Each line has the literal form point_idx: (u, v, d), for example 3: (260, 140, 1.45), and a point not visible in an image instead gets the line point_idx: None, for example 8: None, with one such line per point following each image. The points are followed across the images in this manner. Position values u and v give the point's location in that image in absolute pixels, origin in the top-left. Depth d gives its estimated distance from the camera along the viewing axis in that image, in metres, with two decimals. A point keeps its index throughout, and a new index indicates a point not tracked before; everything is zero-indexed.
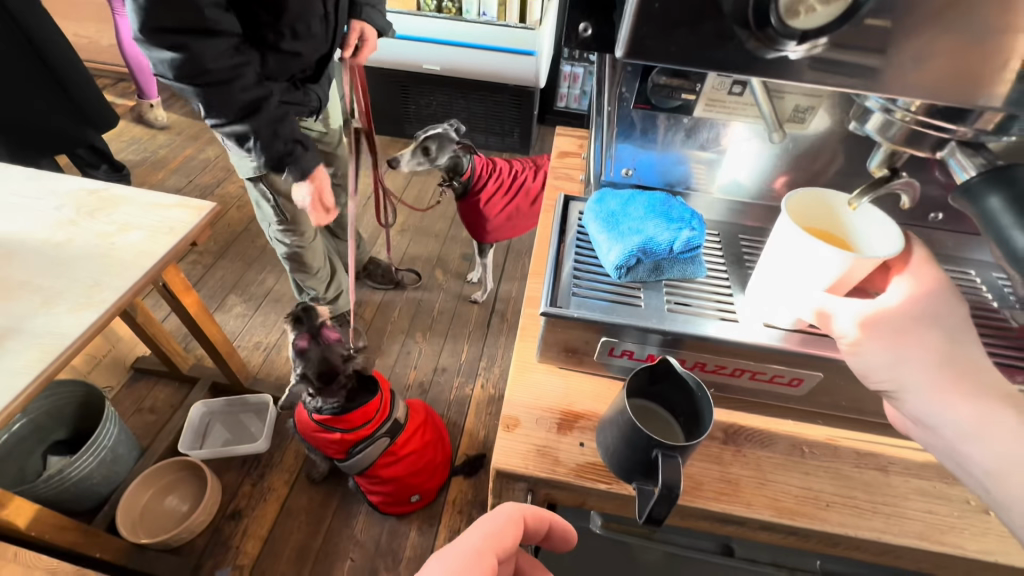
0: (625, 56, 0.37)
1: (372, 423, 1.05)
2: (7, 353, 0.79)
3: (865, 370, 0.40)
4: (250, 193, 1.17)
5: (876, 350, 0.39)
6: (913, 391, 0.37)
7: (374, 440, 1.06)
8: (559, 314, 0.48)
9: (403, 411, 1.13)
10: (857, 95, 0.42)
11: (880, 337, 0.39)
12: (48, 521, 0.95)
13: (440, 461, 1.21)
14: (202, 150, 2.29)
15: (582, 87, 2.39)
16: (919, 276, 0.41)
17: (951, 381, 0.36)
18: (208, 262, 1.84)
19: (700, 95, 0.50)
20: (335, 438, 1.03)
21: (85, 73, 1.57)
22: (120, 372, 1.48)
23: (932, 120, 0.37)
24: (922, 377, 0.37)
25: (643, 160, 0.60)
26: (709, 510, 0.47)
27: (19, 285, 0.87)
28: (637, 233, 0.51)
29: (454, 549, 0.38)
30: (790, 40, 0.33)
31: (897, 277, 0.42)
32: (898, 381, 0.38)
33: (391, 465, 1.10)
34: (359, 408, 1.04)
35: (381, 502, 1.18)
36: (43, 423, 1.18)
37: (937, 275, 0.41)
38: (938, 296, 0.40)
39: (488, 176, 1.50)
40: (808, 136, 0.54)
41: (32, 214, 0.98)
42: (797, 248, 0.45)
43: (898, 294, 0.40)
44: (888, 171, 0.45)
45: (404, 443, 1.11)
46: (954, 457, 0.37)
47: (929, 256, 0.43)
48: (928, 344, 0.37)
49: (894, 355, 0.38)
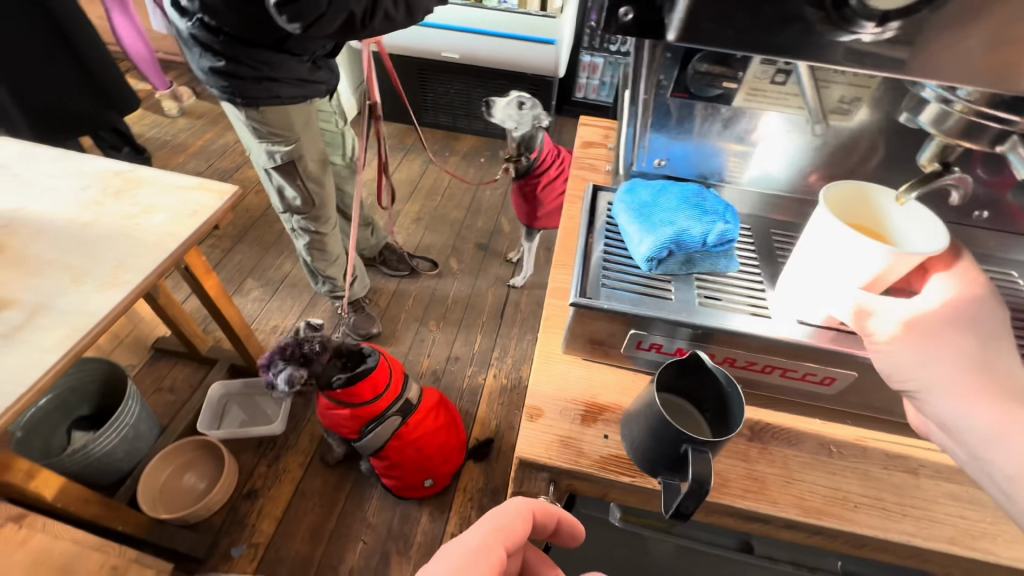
0: (676, 40, 0.36)
1: (385, 399, 1.06)
2: (37, 330, 0.80)
3: (890, 370, 0.39)
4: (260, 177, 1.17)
5: (898, 346, 0.38)
6: (933, 391, 0.37)
7: (385, 419, 1.07)
8: (589, 305, 0.47)
9: (417, 395, 1.13)
10: (912, 84, 0.41)
11: (912, 336, 0.38)
12: (73, 492, 0.97)
13: (454, 450, 1.21)
14: (222, 135, 2.32)
15: (601, 78, 2.36)
16: (964, 281, 0.41)
17: (979, 385, 0.35)
18: (227, 245, 1.86)
19: (742, 83, 0.48)
20: (347, 414, 1.05)
21: (107, 55, 1.58)
22: (142, 351, 1.52)
23: (994, 111, 0.36)
24: (946, 378, 0.36)
25: (676, 151, 0.58)
26: (735, 507, 0.47)
27: (48, 264, 0.89)
28: (670, 225, 0.50)
29: (461, 544, 0.38)
30: (867, 21, 0.32)
31: (937, 280, 0.42)
32: (922, 380, 0.37)
33: (400, 446, 1.10)
34: (366, 380, 1.03)
35: (394, 482, 1.18)
36: (68, 399, 1.21)
37: (981, 282, 0.41)
38: (975, 303, 0.39)
39: (554, 160, 1.45)
40: (850, 127, 0.52)
41: (60, 195, 1.00)
42: (839, 244, 0.42)
43: (937, 300, 0.40)
44: (940, 167, 0.45)
45: (413, 428, 1.11)
46: (978, 465, 0.36)
47: (974, 263, 0.43)
48: (957, 345, 0.37)
49: (919, 352, 0.37)
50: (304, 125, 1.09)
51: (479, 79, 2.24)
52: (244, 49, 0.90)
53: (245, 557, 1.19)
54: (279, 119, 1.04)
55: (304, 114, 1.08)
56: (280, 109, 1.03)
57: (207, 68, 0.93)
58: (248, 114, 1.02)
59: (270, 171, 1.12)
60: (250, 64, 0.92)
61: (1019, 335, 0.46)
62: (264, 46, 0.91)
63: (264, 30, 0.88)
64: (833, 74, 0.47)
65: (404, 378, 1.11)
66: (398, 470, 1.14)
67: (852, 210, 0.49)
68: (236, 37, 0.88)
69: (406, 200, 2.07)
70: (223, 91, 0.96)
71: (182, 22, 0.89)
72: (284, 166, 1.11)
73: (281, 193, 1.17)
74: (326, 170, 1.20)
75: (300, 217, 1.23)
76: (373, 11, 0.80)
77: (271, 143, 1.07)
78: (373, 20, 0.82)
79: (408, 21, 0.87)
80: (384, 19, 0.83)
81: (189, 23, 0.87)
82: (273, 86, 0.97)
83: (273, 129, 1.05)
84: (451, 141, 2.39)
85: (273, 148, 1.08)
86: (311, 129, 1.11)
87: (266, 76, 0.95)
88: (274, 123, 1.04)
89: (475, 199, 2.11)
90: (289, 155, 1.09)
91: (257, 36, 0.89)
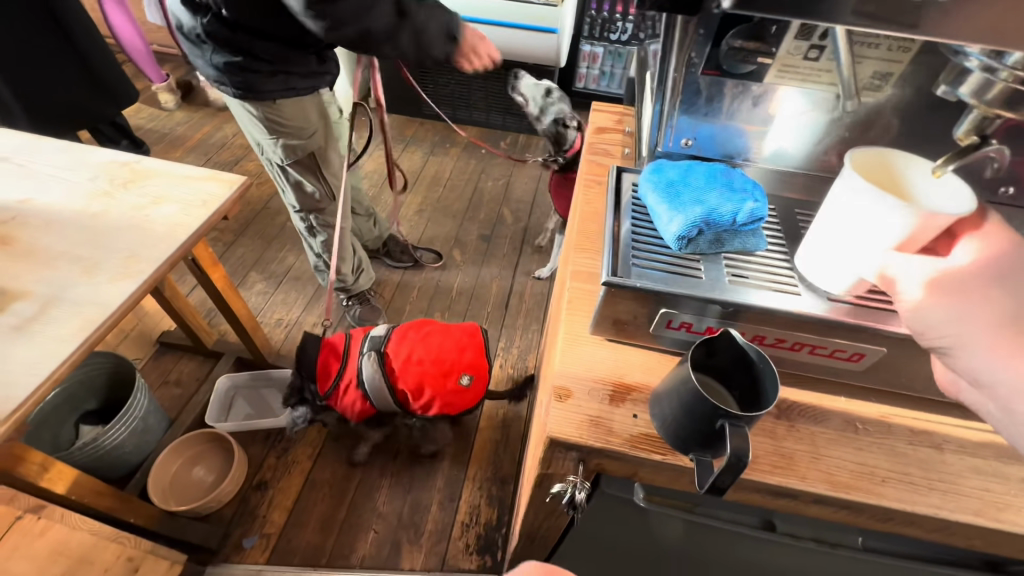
0: (732, 5, 0.39)
1: (351, 352, 1.12)
2: (50, 320, 0.80)
3: (923, 327, 0.40)
4: (272, 173, 1.17)
5: (930, 301, 0.39)
6: (963, 345, 0.38)
7: (365, 356, 1.09)
8: (621, 283, 0.48)
9: (385, 330, 1.13)
10: (956, 53, 0.42)
11: (944, 293, 0.39)
12: (87, 484, 0.97)
13: (463, 333, 1.13)
14: (220, 128, 2.30)
15: (601, 68, 2.34)
16: (989, 240, 0.42)
17: (1010, 338, 0.37)
18: (229, 239, 1.85)
19: (774, 59, 0.49)
20: (342, 391, 1.10)
21: (107, 48, 1.57)
22: (147, 345, 1.51)
23: None
24: (979, 331, 0.37)
25: (703, 131, 0.58)
26: (766, 483, 0.47)
27: (58, 256, 0.88)
28: (699, 203, 0.50)
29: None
30: None
31: (965, 242, 0.43)
32: (958, 337, 0.38)
33: (417, 368, 1.08)
34: (320, 363, 1.12)
35: (442, 408, 1.10)
36: (77, 393, 1.21)
37: (1005, 238, 0.42)
38: (1004, 258, 0.40)
39: None
40: (883, 105, 0.53)
41: (66, 186, 0.99)
42: (858, 208, 0.43)
43: (965, 257, 0.41)
44: (978, 138, 0.45)
45: (397, 352, 1.10)
46: (1009, 416, 0.38)
47: (1002, 224, 0.44)
48: (988, 301, 0.38)
49: (955, 309, 0.38)
50: (319, 117, 1.09)
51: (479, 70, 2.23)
52: (258, 42, 0.90)
53: (258, 548, 1.20)
54: (296, 113, 1.03)
55: (318, 105, 1.07)
56: (296, 102, 1.02)
57: (220, 64, 0.91)
58: (261, 110, 1.00)
59: (287, 167, 1.12)
60: (266, 58, 0.92)
61: None
62: (278, 39, 0.92)
63: (280, 22, 0.89)
64: (867, 47, 0.48)
65: (363, 333, 1.15)
66: (428, 390, 1.08)
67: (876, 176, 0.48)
68: (250, 31, 0.89)
69: (408, 192, 2.07)
70: (235, 88, 0.95)
71: (189, 19, 0.88)
72: (299, 160, 1.11)
73: (300, 188, 1.17)
74: (339, 160, 1.21)
75: (312, 213, 1.23)
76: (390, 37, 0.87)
77: (285, 138, 1.06)
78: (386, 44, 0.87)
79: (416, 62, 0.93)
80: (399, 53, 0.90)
81: (203, 18, 0.87)
82: (289, 79, 0.98)
83: (289, 122, 1.04)
84: (452, 132, 2.37)
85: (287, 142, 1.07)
86: (325, 120, 1.11)
87: (281, 69, 0.96)
88: (290, 116, 1.03)
89: (477, 190, 2.10)
90: (303, 147, 1.08)
91: (273, 28, 0.89)
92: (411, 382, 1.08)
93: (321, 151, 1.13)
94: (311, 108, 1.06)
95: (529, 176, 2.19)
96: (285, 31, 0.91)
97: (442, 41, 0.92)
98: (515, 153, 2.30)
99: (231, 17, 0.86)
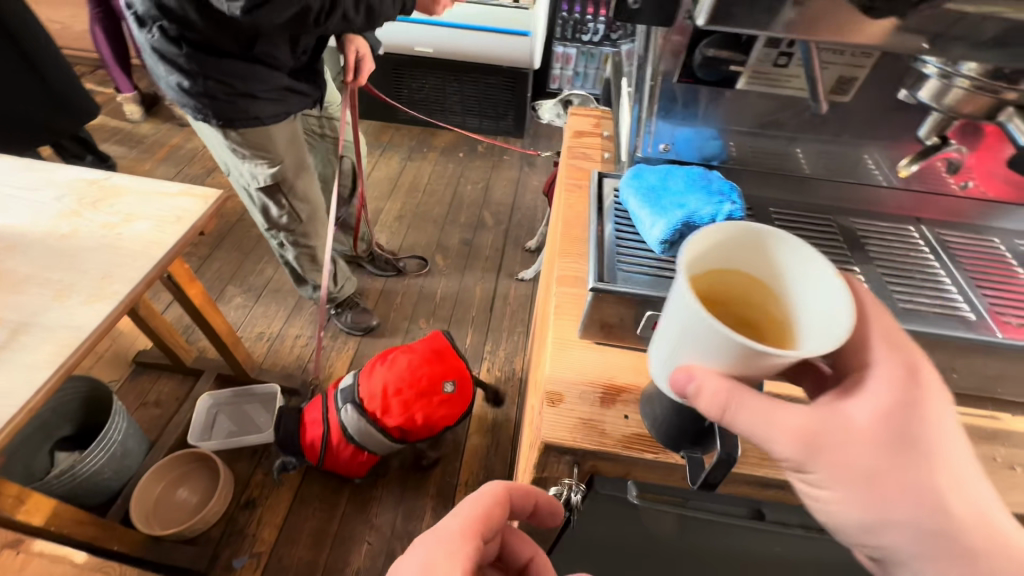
0: (707, 24, 0.42)
1: (324, 412, 1.14)
2: (22, 347, 0.77)
3: (839, 519, 0.36)
4: (243, 198, 1.17)
5: (820, 471, 0.36)
6: (871, 526, 0.35)
7: (342, 411, 1.11)
8: (607, 288, 0.49)
9: (351, 378, 1.14)
10: (914, 61, 0.45)
11: (848, 484, 0.35)
12: (66, 515, 0.94)
13: (424, 346, 1.12)
14: (189, 139, 2.24)
15: (575, 68, 2.36)
16: (894, 378, 0.36)
17: (934, 542, 0.34)
18: (204, 252, 1.81)
19: (746, 68, 0.51)
20: (332, 452, 1.13)
21: (66, 62, 1.52)
22: (123, 366, 1.48)
23: (996, 83, 0.40)
24: (890, 522, 0.35)
25: (681, 135, 0.59)
26: (754, 475, 0.49)
27: (27, 280, 0.85)
28: (680, 207, 0.51)
29: (438, 532, 0.43)
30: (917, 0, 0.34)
31: (863, 387, 0.37)
32: (884, 544, 0.36)
33: (400, 400, 1.08)
34: (302, 439, 1.15)
35: (440, 423, 1.11)
36: (50, 420, 1.16)
37: (909, 371, 0.36)
38: (913, 412, 0.35)
39: None
40: (848, 106, 0.55)
41: (32, 206, 0.96)
42: (700, 325, 0.34)
43: (861, 413, 0.35)
44: (938, 139, 0.48)
45: (371, 394, 1.10)
46: None
47: (897, 348, 0.38)
48: (901, 494, 0.34)
49: (870, 511, 0.35)
50: (286, 144, 1.08)
51: (453, 73, 2.22)
52: (211, 62, 0.88)
53: (248, 568, 1.18)
54: (259, 139, 1.02)
55: (286, 130, 1.07)
56: (262, 130, 1.01)
57: (176, 85, 0.91)
58: (228, 134, 1.00)
59: (255, 191, 1.12)
60: (221, 80, 0.90)
61: (997, 295, 0.51)
62: (232, 54, 0.89)
63: (230, 36, 0.87)
64: (831, 54, 0.50)
65: (333, 388, 1.16)
66: (417, 416, 1.08)
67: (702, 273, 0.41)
68: (199, 46, 0.86)
69: (387, 198, 2.05)
70: (195, 110, 0.94)
71: (142, 34, 0.87)
72: (268, 186, 1.10)
73: (265, 212, 1.16)
74: (312, 185, 1.19)
75: (285, 233, 1.22)
76: (329, 9, 0.84)
77: (255, 164, 1.06)
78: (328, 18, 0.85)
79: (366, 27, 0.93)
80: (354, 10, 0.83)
81: (150, 33, 0.85)
82: (251, 105, 0.95)
83: (253, 150, 1.04)
84: (429, 136, 2.36)
85: (257, 169, 1.07)
86: (294, 145, 1.10)
87: (240, 93, 0.93)
88: (252, 143, 1.02)
89: (456, 194, 2.10)
90: (274, 175, 1.08)
91: (222, 41, 0.87)
92: (400, 417, 1.08)
93: (289, 179, 1.12)
94: (280, 133, 1.06)
95: (508, 178, 2.19)
96: (236, 44, 0.89)
97: None
98: (493, 155, 2.30)
99: (175, 30, 0.84)
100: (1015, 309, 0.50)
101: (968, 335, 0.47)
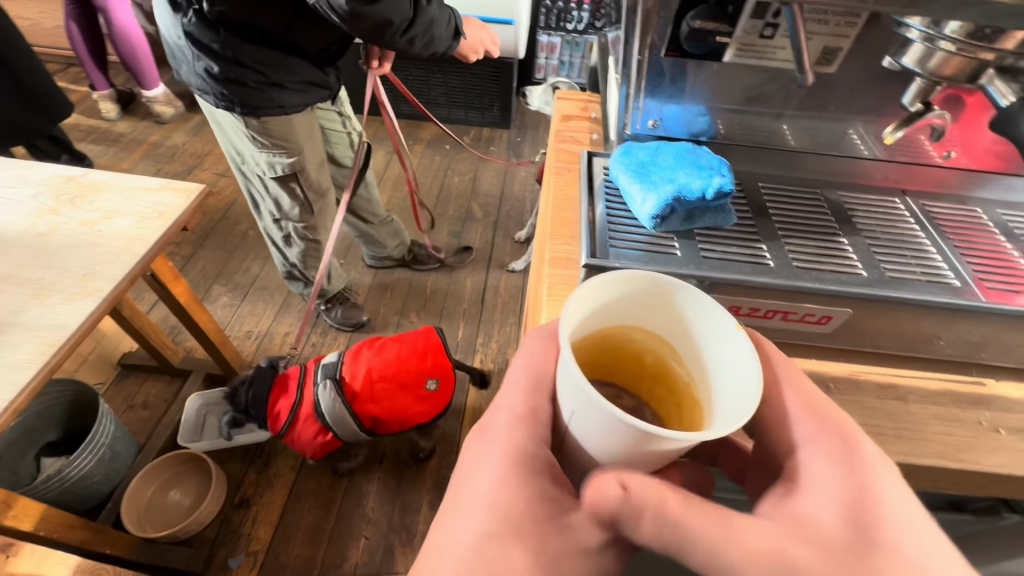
0: None
1: (299, 387, 1.10)
2: (4, 348, 0.75)
3: None
4: (254, 185, 1.14)
5: None
6: None
7: (321, 384, 1.08)
8: (601, 264, 0.49)
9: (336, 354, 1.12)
10: (898, 27, 0.45)
11: None
12: (55, 519, 0.92)
13: (418, 337, 1.12)
14: (168, 136, 2.19)
15: (560, 58, 2.35)
16: (835, 465, 0.38)
17: None
18: (188, 251, 1.78)
19: (733, 39, 0.52)
20: (297, 427, 1.09)
21: (36, 57, 1.47)
22: (108, 368, 1.45)
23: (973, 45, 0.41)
24: None
25: (669, 112, 0.60)
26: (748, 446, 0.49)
27: (6, 279, 0.83)
28: (670, 182, 0.51)
29: (498, 417, 0.42)
30: None
31: (813, 485, 0.37)
32: None
33: (383, 386, 1.08)
34: (269, 406, 1.10)
35: (415, 417, 1.12)
36: (33, 425, 1.13)
37: (845, 455, 0.38)
38: (865, 498, 0.36)
39: None
40: (832, 78, 0.56)
41: (7, 205, 0.93)
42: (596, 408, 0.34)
43: (817, 512, 0.36)
44: (921, 105, 0.50)
45: (354, 373, 1.08)
46: None
47: (829, 427, 0.40)
48: None
49: None
50: (305, 136, 1.06)
51: (437, 64, 2.20)
52: (245, 48, 0.87)
53: (244, 566, 1.17)
54: (282, 129, 1.01)
55: (305, 123, 1.05)
56: (284, 121, 1.00)
57: (203, 71, 0.90)
58: (248, 122, 0.98)
59: (270, 181, 1.08)
60: (252, 67, 0.89)
61: (981, 264, 0.52)
62: (268, 39, 0.88)
63: (268, 23, 0.86)
64: (816, 26, 0.50)
65: (314, 361, 1.13)
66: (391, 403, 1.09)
67: (600, 331, 0.42)
68: (237, 31, 0.86)
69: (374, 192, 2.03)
70: (217, 97, 0.92)
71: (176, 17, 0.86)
72: (284, 176, 1.07)
73: (278, 203, 1.14)
74: (324, 176, 1.16)
75: (296, 225, 1.19)
76: (406, 28, 0.84)
77: (273, 154, 1.03)
78: (399, 39, 0.85)
79: (421, 54, 0.93)
80: (415, 43, 0.88)
81: (185, 18, 0.85)
82: (277, 95, 0.94)
83: (274, 140, 1.01)
84: (415, 129, 2.34)
85: (273, 159, 1.04)
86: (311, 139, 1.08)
87: (270, 82, 0.92)
88: (275, 133, 1.00)
89: (443, 186, 2.08)
90: (292, 165, 1.05)
91: (260, 26, 0.86)
92: (375, 406, 1.09)
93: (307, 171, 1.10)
94: (301, 124, 1.04)
95: (495, 169, 2.18)
96: (274, 32, 0.88)
97: (447, 37, 0.94)
98: (479, 147, 2.28)
99: (213, 15, 0.83)
100: (1000, 275, 0.51)
101: (955, 300, 0.48)
